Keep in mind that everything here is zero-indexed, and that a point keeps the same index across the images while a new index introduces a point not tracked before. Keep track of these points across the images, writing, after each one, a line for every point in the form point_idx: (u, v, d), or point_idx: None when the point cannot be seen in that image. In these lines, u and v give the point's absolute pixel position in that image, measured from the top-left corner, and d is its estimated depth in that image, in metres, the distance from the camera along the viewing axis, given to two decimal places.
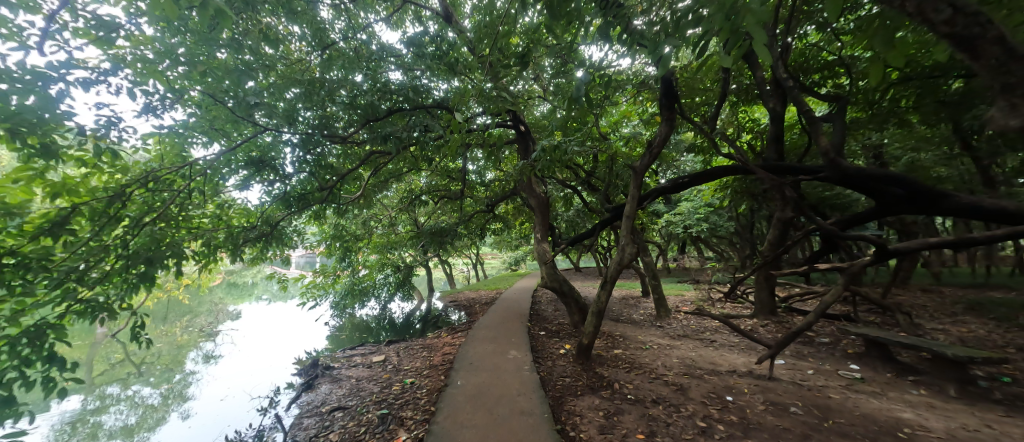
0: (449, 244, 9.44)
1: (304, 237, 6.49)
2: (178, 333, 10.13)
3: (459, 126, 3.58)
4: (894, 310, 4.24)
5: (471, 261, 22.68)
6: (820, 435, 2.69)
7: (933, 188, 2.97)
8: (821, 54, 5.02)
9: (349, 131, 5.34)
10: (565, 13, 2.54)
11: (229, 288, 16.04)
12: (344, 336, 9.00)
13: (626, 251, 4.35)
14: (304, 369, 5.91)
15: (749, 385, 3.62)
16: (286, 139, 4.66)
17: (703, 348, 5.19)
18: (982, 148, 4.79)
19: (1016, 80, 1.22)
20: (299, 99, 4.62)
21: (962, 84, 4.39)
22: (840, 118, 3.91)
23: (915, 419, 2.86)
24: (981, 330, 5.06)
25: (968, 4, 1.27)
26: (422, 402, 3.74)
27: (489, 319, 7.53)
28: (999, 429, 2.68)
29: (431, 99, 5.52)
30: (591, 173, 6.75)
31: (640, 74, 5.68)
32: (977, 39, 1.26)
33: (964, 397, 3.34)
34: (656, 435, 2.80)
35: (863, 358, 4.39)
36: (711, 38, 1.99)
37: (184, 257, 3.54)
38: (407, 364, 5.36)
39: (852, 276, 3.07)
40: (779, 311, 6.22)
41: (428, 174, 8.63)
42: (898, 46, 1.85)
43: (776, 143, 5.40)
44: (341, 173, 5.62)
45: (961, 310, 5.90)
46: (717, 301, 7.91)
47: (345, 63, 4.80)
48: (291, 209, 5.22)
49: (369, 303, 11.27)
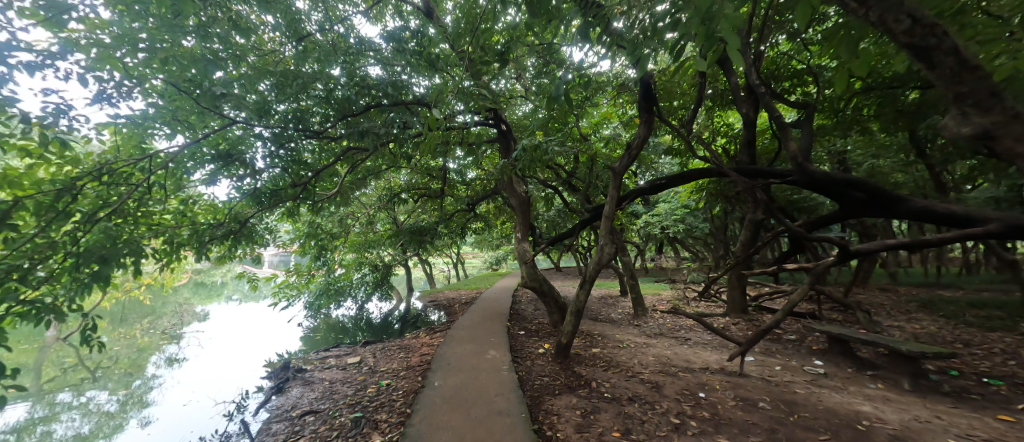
0: (429, 244, 9.32)
1: (276, 235, 6.25)
2: (139, 336, 9.61)
3: (438, 123, 3.48)
4: (856, 308, 4.45)
5: (451, 260, 22.45)
6: (785, 429, 2.78)
7: (892, 193, 3.12)
8: (791, 62, 5.21)
9: (325, 126, 5.16)
10: (545, 12, 2.52)
11: (197, 287, 15.31)
12: (319, 336, 8.77)
13: (605, 251, 4.39)
14: (275, 372, 5.70)
15: (721, 382, 3.73)
16: (257, 133, 4.47)
17: (678, 346, 5.31)
18: (934, 156, 5.13)
19: (967, 90, 1.30)
20: (271, 92, 4.43)
21: (918, 95, 4.66)
22: (808, 124, 4.06)
23: (873, 412, 3.01)
24: (931, 326, 5.42)
25: (926, 15, 1.29)
26: (398, 404, 3.67)
27: (469, 319, 7.48)
28: (947, 420, 2.86)
29: (411, 96, 5.42)
30: (572, 174, 6.84)
31: (621, 76, 5.75)
32: (935, 49, 1.29)
33: (917, 390, 3.54)
34: (632, 432, 2.82)
35: (826, 355, 4.58)
36: (689, 42, 2.03)
37: (144, 256, 3.33)
38: (383, 365, 5.25)
39: (817, 275, 3.19)
40: (750, 310, 6.45)
41: (408, 172, 8.51)
42: (862, 55, 1.92)
43: (749, 147, 5.56)
44: (316, 169, 5.45)
45: (914, 308, 6.29)
46: (692, 300, 8.13)
47: (322, 55, 4.66)
48: (262, 206, 5.00)
49: (346, 303, 11.02)
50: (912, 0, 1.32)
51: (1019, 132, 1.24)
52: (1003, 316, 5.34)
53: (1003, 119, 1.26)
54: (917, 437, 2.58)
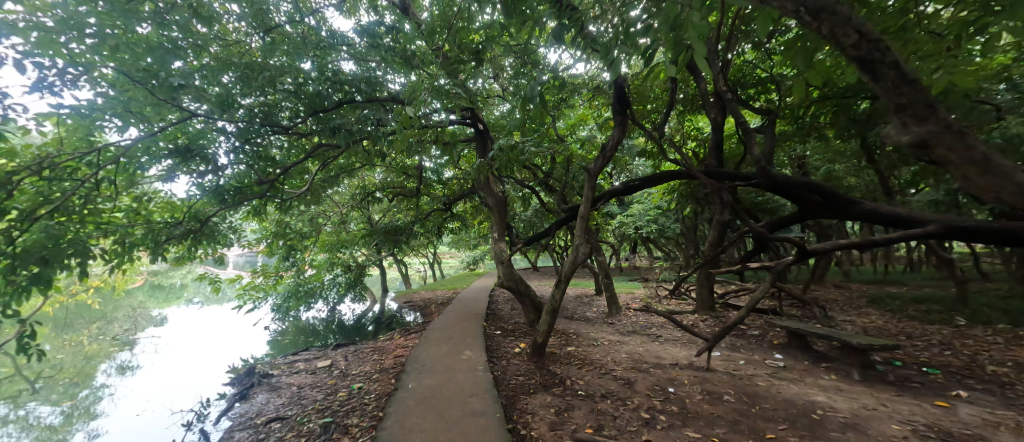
0: (404, 244, 9.16)
1: (241, 234, 5.97)
2: (86, 342, 8.92)
3: (413, 120, 3.41)
4: (813, 305, 4.73)
5: (428, 261, 22.15)
6: (747, 420, 2.92)
7: (844, 195, 3.33)
8: (755, 70, 5.47)
9: (295, 122, 4.97)
10: (521, 14, 2.54)
11: (153, 290, 14.40)
12: (287, 340, 8.44)
13: (580, 250, 4.46)
14: (239, 378, 5.45)
15: (689, 377, 3.86)
16: (220, 127, 4.24)
17: (650, 343, 5.46)
18: (882, 162, 5.52)
19: (906, 102, 1.40)
20: (235, 84, 4.22)
21: (868, 105, 5.00)
22: (770, 130, 4.28)
23: (826, 401, 3.20)
24: (879, 320, 5.82)
25: (870, 31, 1.37)
26: (370, 408, 3.58)
27: (445, 320, 7.41)
28: (891, 407, 3.08)
29: (386, 93, 5.33)
30: (549, 174, 6.91)
31: (596, 79, 5.86)
32: (878, 63, 1.38)
33: (865, 380, 3.79)
34: (604, 428, 2.87)
35: (786, 348, 4.84)
36: (659, 49, 2.10)
37: (92, 257, 3.10)
38: (355, 368, 5.12)
39: (777, 273, 3.35)
40: (717, 307, 6.72)
41: (383, 170, 8.34)
42: (817, 66, 2.04)
43: (716, 151, 5.79)
44: (285, 167, 5.25)
45: (864, 303, 6.74)
46: (663, 298, 8.39)
47: (291, 48, 4.49)
48: (225, 205, 4.76)
49: (316, 305, 10.68)
50: (859, 16, 1.39)
51: (950, 141, 1.37)
52: (941, 310, 5.82)
53: (937, 128, 1.38)
54: (865, 423, 2.77)
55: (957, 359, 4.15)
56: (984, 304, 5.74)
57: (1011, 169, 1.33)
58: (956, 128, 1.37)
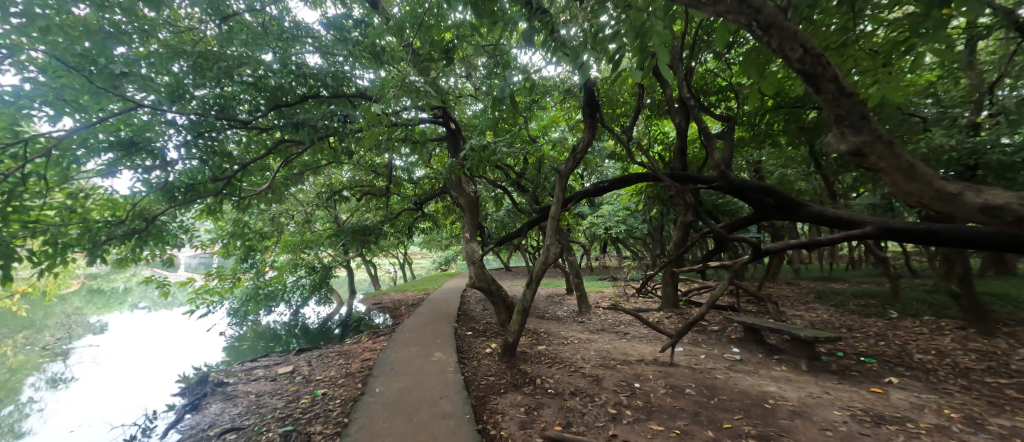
0: (373, 244, 8.91)
1: (193, 234, 5.60)
2: (9, 354, 8.02)
3: (381, 116, 3.30)
4: (767, 301, 5.03)
5: (398, 261, 21.64)
6: (706, 412, 3.06)
7: (794, 198, 3.55)
8: (717, 79, 5.75)
9: (254, 115, 4.72)
10: (493, 14, 2.54)
11: (91, 295, 13.17)
12: (246, 346, 8.00)
13: (551, 250, 4.51)
14: (190, 387, 5.10)
15: (654, 372, 4.01)
16: (169, 119, 3.96)
17: (618, 341, 5.61)
18: (828, 168, 5.97)
19: (844, 112, 1.52)
20: (188, 74, 3.96)
21: (816, 115, 5.39)
22: (729, 136, 4.52)
23: (777, 391, 3.42)
24: (825, 314, 6.28)
25: (814, 47, 1.49)
26: (334, 414, 3.46)
27: (415, 321, 7.28)
28: (833, 394, 3.34)
29: (354, 89, 5.17)
30: (521, 175, 6.96)
31: (568, 81, 5.95)
32: (820, 77, 1.49)
33: (812, 370, 4.09)
34: (572, 425, 2.92)
35: (743, 342, 5.13)
36: (627, 56, 2.16)
37: (15, 260, 2.81)
38: (319, 373, 4.93)
39: (735, 271, 3.52)
40: (681, 304, 7.01)
41: (351, 168, 8.08)
42: (769, 77, 2.17)
43: (681, 154, 6.04)
44: (243, 163, 4.97)
45: (812, 299, 7.26)
46: (631, 297, 8.65)
47: (250, 38, 4.25)
48: (175, 203, 4.44)
49: (278, 308, 10.17)
50: (803, 33, 1.50)
51: (880, 150, 1.50)
52: (877, 304, 6.36)
53: (870, 138, 1.50)
54: (810, 411, 2.98)
55: (889, 349, 4.56)
56: (913, 298, 6.34)
57: (931, 177, 1.48)
58: (886, 139, 1.51)
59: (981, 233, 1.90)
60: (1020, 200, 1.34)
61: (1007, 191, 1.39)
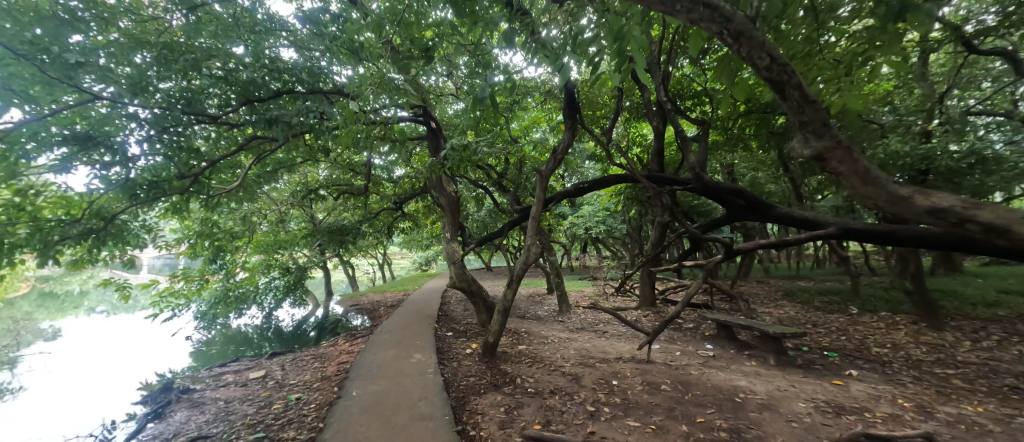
0: (351, 244, 8.70)
1: (157, 234, 5.32)
2: None
3: (359, 114, 3.23)
4: (739, 298, 5.21)
5: (377, 262, 21.24)
6: (681, 407, 3.16)
7: (764, 200, 3.68)
8: (692, 84, 5.92)
9: (224, 110, 4.53)
10: (473, 13, 2.53)
11: (42, 299, 12.30)
12: (214, 351, 7.67)
13: (532, 250, 4.53)
14: (153, 395, 4.85)
15: (631, 369, 4.09)
16: (130, 113, 3.76)
17: (597, 339, 5.69)
18: (795, 171, 6.24)
19: (807, 119, 1.60)
20: (152, 65, 3.76)
21: (784, 121, 5.63)
22: (704, 139, 4.65)
23: (747, 385, 3.55)
24: (791, 311, 6.58)
25: (780, 56, 1.55)
26: (308, 419, 3.37)
27: (394, 322, 7.17)
28: (799, 387, 3.50)
29: (331, 86, 5.05)
30: (503, 174, 6.97)
31: (549, 82, 6.00)
32: (786, 84, 1.56)
33: (780, 364, 4.27)
34: (551, 423, 2.95)
35: (716, 339, 5.30)
36: (606, 59, 2.19)
37: None
38: (293, 378, 4.78)
39: (708, 270, 3.63)
40: (657, 302, 7.19)
41: (328, 166, 7.88)
42: (740, 83, 2.25)
43: (658, 156, 6.19)
44: (212, 160, 4.77)
45: (780, 296, 7.58)
46: (610, 296, 8.79)
47: (219, 30, 4.08)
48: (137, 202, 4.22)
49: (249, 311, 9.80)
50: (771, 42, 1.57)
51: (840, 155, 1.58)
52: (840, 301, 6.70)
53: (830, 144, 1.59)
54: (778, 403, 3.11)
55: (850, 343, 4.81)
56: (871, 294, 6.72)
57: (885, 181, 1.57)
58: (845, 144, 1.59)
59: (935, 235, 2.00)
60: (964, 203, 1.45)
61: (952, 194, 1.50)
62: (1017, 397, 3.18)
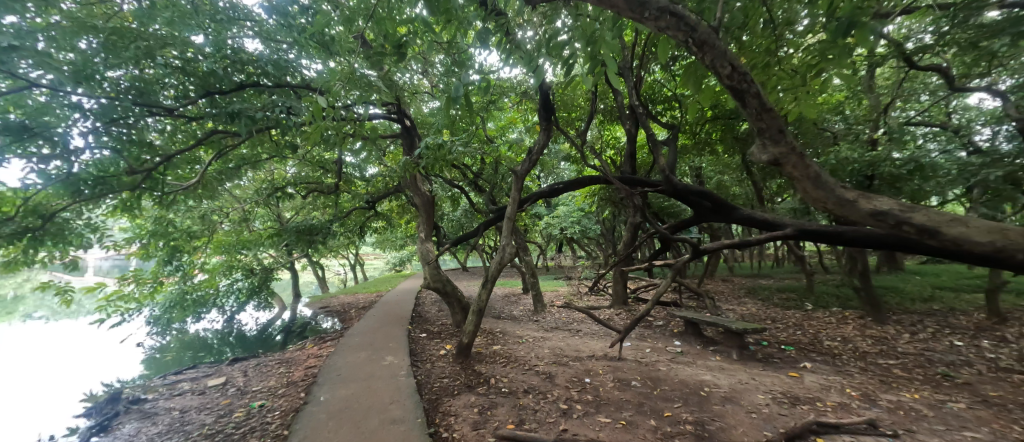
0: (320, 245, 8.40)
1: (103, 233, 4.94)
2: None
3: (330, 110, 3.12)
4: (706, 296, 5.41)
5: (348, 263, 20.62)
6: (649, 402, 3.25)
7: (729, 202, 3.83)
8: (663, 89, 6.12)
9: (181, 102, 4.27)
10: (448, 11, 2.50)
11: None
12: (170, 357, 7.20)
13: (507, 250, 4.53)
14: (99, 407, 4.50)
15: (603, 366, 4.18)
16: (74, 102, 3.47)
17: (571, 338, 5.76)
18: (757, 174, 6.57)
19: (765, 126, 1.68)
20: (99, 51, 3.49)
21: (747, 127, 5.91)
22: (674, 143, 4.80)
23: (711, 379, 3.71)
24: (753, 307, 6.92)
25: (740, 65, 1.63)
26: (273, 426, 3.24)
27: (366, 324, 6.99)
28: (758, 380, 3.69)
29: (300, 80, 4.86)
30: (479, 175, 6.94)
31: (525, 83, 6.03)
32: (746, 93, 1.64)
33: (742, 358, 4.49)
34: (524, 423, 2.96)
35: (684, 336, 5.50)
36: (579, 63, 2.23)
37: None
38: (256, 384, 4.57)
39: (677, 270, 3.75)
40: (629, 301, 7.38)
41: (296, 163, 7.58)
42: (705, 90, 2.34)
43: (630, 159, 6.35)
44: (168, 155, 4.48)
45: (744, 294, 7.97)
46: (585, 295, 8.94)
47: (176, 16, 3.84)
48: (81, 199, 3.90)
49: (209, 315, 9.27)
50: (732, 52, 1.64)
51: (794, 161, 1.68)
52: (797, 298, 7.12)
53: (785, 151, 1.68)
54: (739, 396, 3.27)
55: (805, 337, 5.12)
56: (824, 291, 7.17)
57: (834, 185, 1.68)
58: (799, 151, 1.68)
59: (879, 235, 2.15)
60: (900, 207, 1.57)
61: (890, 198, 1.62)
62: (948, 384, 3.49)
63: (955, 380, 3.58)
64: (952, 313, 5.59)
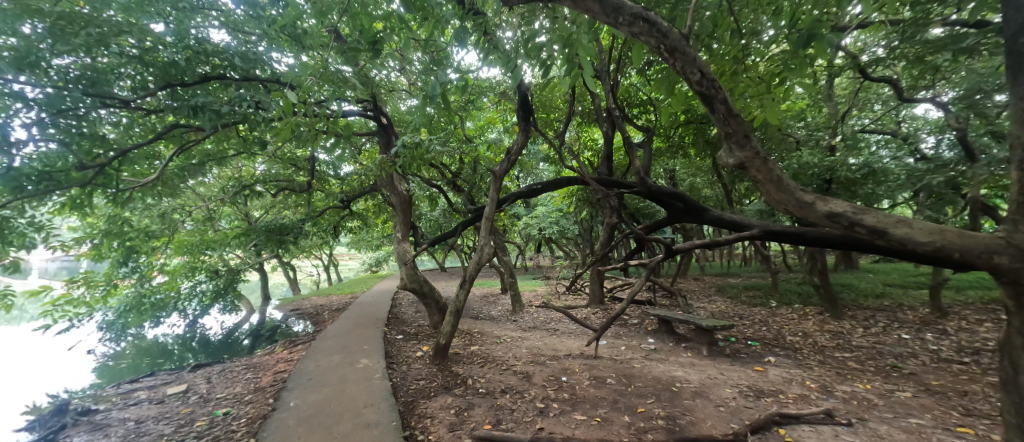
0: (292, 245, 8.10)
1: (48, 232, 4.57)
2: None
3: (303, 106, 3.03)
4: (679, 295, 5.57)
5: (322, 263, 20.00)
6: (624, 398, 3.32)
7: (700, 203, 3.95)
8: (638, 93, 6.27)
9: (138, 94, 4.03)
10: (426, 9, 2.48)
11: None
12: (125, 365, 6.77)
13: (485, 251, 4.52)
14: (43, 419, 4.17)
15: (580, 365, 4.24)
16: (15, 91, 3.21)
17: (548, 338, 5.81)
18: (727, 177, 6.83)
19: (731, 131, 1.75)
20: (45, 37, 3.25)
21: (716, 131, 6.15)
22: (649, 145, 4.92)
23: (683, 375, 3.83)
24: (723, 305, 7.18)
25: (709, 72, 1.69)
26: (239, 434, 3.10)
27: (340, 327, 6.78)
28: (726, 375, 3.84)
29: (271, 74, 4.68)
30: (457, 174, 6.89)
31: (503, 83, 6.01)
32: (713, 98, 1.70)
33: (712, 354, 4.66)
34: (501, 422, 2.97)
35: (657, 333, 5.65)
36: (556, 64, 2.25)
37: None
38: (220, 391, 4.36)
39: (651, 269, 3.84)
40: (606, 300, 7.51)
41: (266, 160, 7.28)
42: (677, 95, 2.42)
43: (607, 160, 6.46)
44: (124, 149, 4.21)
45: (714, 292, 8.27)
46: (563, 295, 9.02)
47: (133, 2, 3.62)
48: (23, 195, 3.61)
49: (170, 319, 8.77)
50: (701, 59, 1.70)
51: (758, 165, 1.75)
52: (762, 295, 7.45)
53: (750, 155, 1.75)
54: (708, 390, 3.39)
55: (770, 333, 5.37)
56: (788, 289, 7.54)
57: (794, 188, 1.77)
58: (762, 155, 1.76)
59: (837, 235, 2.27)
60: (853, 209, 1.68)
61: (844, 201, 1.72)
62: (896, 374, 3.75)
63: (901, 370, 3.84)
64: (900, 308, 6.00)
